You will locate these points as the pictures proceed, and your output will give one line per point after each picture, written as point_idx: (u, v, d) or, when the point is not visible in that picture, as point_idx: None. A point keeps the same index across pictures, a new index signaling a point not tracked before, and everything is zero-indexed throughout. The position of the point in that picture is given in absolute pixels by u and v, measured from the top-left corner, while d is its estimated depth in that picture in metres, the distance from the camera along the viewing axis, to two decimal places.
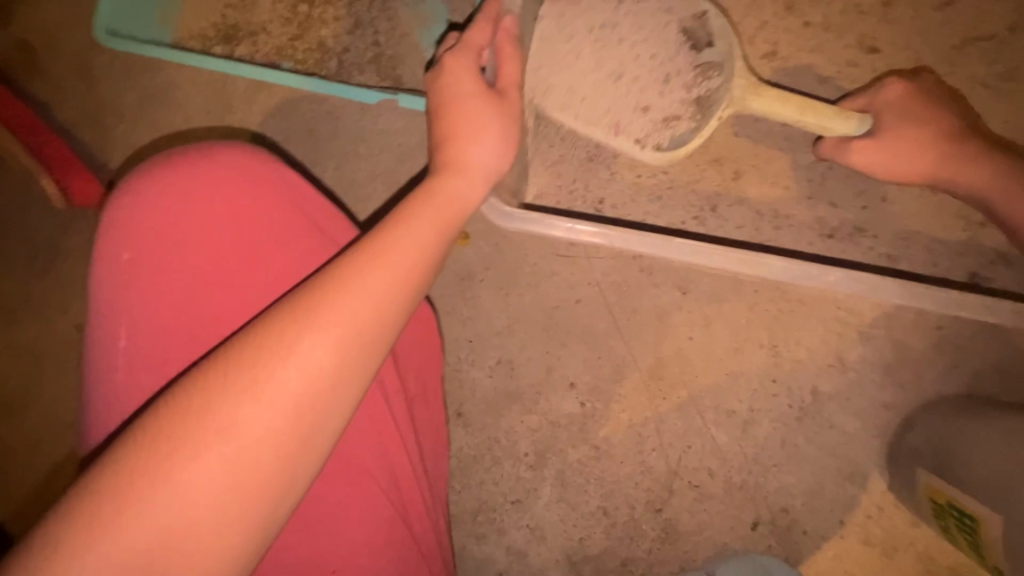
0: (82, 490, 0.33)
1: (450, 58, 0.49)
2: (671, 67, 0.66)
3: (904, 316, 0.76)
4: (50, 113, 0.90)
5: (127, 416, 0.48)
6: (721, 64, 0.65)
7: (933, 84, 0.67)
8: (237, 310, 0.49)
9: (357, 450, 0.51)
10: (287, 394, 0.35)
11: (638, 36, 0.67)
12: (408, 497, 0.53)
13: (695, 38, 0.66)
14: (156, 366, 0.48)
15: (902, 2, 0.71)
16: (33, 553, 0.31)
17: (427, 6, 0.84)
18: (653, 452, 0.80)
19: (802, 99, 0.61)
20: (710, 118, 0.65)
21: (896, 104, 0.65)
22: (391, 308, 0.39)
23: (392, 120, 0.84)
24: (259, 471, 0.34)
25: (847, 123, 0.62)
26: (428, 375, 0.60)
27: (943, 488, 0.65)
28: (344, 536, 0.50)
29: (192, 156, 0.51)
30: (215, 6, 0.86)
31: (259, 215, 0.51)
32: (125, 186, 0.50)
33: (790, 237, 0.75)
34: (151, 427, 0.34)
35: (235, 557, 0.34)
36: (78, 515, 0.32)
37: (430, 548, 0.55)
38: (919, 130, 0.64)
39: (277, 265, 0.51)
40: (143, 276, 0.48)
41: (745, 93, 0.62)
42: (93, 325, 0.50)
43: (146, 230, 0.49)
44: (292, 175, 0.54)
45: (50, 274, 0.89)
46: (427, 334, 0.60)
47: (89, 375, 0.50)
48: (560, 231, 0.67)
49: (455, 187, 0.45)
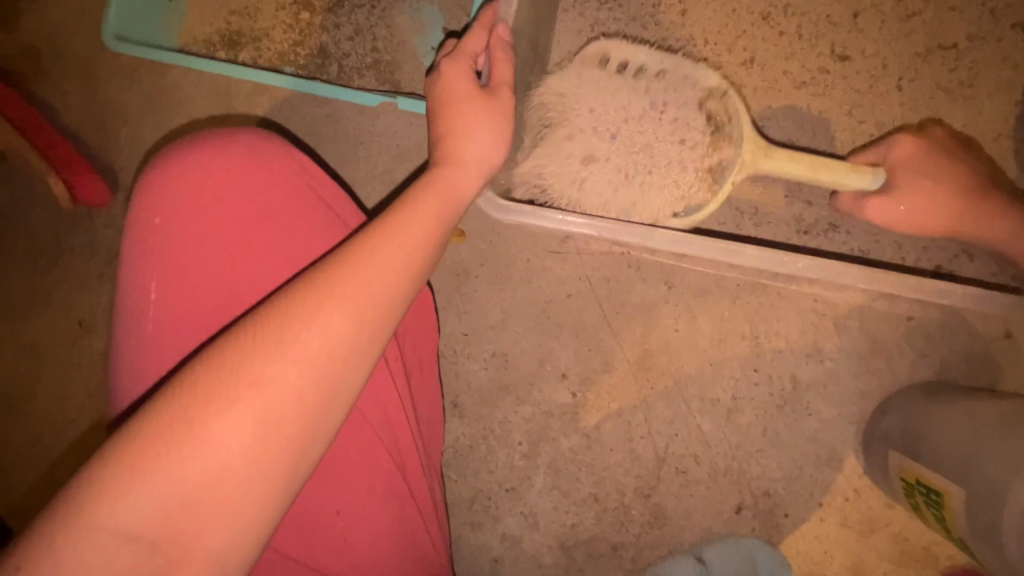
0: (123, 438, 0.36)
1: (448, 63, 0.53)
2: (692, 139, 0.70)
3: (877, 309, 0.80)
4: (57, 115, 0.93)
5: (152, 379, 0.52)
6: (730, 135, 0.70)
7: (937, 139, 0.71)
8: (251, 283, 0.53)
9: (362, 409, 0.54)
10: (310, 355, 0.38)
11: (658, 109, 0.70)
12: (406, 454, 0.57)
13: (711, 114, 0.71)
14: (182, 330, 0.52)
15: (871, 14, 0.76)
16: (79, 494, 0.34)
17: (424, 14, 0.87)
18: (642, 440, 0.83)
19: (814, 159, 0.65)
20: (725, 181, 0.70)
21: (908, 160, 0.69)
22: (401, 282, 0.43)
23: (390, 123, 0.88)
24: (284, 425, 0.37)
25: (862, 177, 0.65)
26: (425, 350, 0.66)
27: (912, 467, 0.69)
28: (353, 491, 0.54)
29: (214, 139, 0.55)
30: (219, 12, 0.90)
31: (279, 195, 0.54)
32: (160, 161, 0.54)
33: (768, 233, 0.80)
34: (186, 382, 0.37)
35: (265, 500, 0.37)
36: (121, 459, 0.35)
37: (427, 506, 0.59)
38: (934, 187, 0.67)
39: (295, 242, 0.54)
40: (172, 243, 0.52)
41: (756, 156, 0.67)
42: (120, 297, 0.53)
43: (177, 201, 0.52)
44: (303, 158, 0.58)
45: (55, 271, 0.92)
46: (424, 312, 0.65)
47: (117, 340, 0.53)
48: (553, 223, 0.71)
49: (455, 176, 0.49)
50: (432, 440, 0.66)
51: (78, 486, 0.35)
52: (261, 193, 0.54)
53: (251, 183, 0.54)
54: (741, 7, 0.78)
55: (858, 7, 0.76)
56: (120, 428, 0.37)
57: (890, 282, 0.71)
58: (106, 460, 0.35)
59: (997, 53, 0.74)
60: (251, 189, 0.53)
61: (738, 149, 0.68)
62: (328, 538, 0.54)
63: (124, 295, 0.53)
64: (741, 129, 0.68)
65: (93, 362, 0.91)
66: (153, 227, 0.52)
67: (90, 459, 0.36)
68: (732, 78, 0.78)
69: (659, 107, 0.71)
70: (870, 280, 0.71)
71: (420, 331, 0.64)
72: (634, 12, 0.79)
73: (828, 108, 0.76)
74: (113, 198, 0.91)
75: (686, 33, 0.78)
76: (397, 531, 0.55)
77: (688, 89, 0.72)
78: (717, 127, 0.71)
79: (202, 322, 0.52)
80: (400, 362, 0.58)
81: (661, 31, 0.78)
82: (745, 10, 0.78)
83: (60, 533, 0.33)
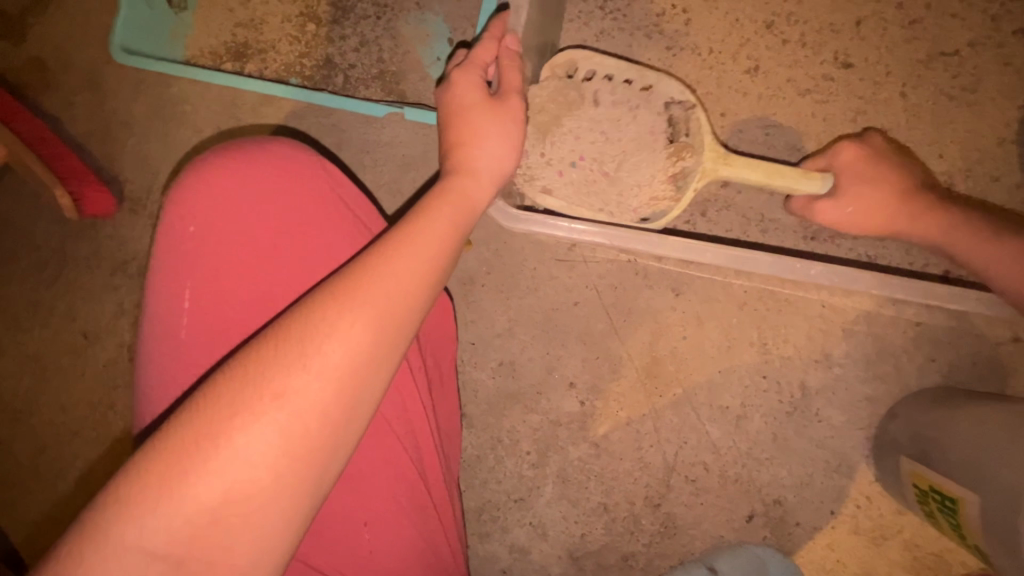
0: (150, 453, 0.36)
1: (458, 72, 0.53)
2: (653, 148, 0.70)
3: (884, 314, 0.80)
4: (62, 127, 0.93)
5: (175, 387, 0.52)
6: (691, 143, 0.69)
7: (884, 147, 0.71)
8: (277, 292, 0.53)
9: (385, 416, 0.55)
10: (332, 367, 0.38)
11: (619, 126, 0.70)
12: (429, 462, 0.57)
13: (674, 125, 0.70)
14: (207, 338, 0.52)
15: (873, 22, 0.77)
16: (109, 509, 0.34)
17: (429, 25, 0.88)
18: (651, 448, 0.83)
19: (769, 165, 0.64)
20: (687, 189, 0.68)
21: (853, 165, 0.68)
22: (419, 291, 0.43)
23: (396, 132, 0.88)
24: (308, 438, 0.37)
25: (813, 182, 0.64)
26: (443, 356, 0.66)
27: (924, 473, 0.68)
28: (374, 498, 0.54)
29: (245, 147, 0.55)
30: (225, 25, 0.90)
31: (303, 204, 0.55)
32: (192, 167, 0.54)
33: (774, 239, 0.80)
34: (210, 396, 0.37)
35: (291, 514, 0.37)
36: (149, 475, 0.35)
37: (447, 514, 0.59)
38: (878, 193, 0.67)
39: (318, 251, 0.54)
40: (201, 249, 0.53)
41: (716, 163, 0.66)
42: (147, 302, 0.53)
43: (208, 208, 0.53)
44: (330, 167, 0.58)
45: (60, 282, 0.92)
46: (443, 319, 0.65)
47: (142, 346, 0.54)
48: (562, 231, 0.71)
49: (468, 186, 0.49)
50: (451, 448, 0.66)
51: (108, 503, 0.35)
52: (289, 201, 0.54)
53: (279, 191, 0.54)
54: (744, 16, 0.78)
55: (860, 15, 0.77)
56: (145, 443, 0.37)
57: (901, 289, 0.70)
58: (136, 474, 0.35)
59: (999, 59, 0.75)
60: (280, 197, 0.54)
61: (699, 157, 0.68)
62: (353, 550, 0.54)
63: (152, 305, 0.53)
64: (701, 136, 0.68)
65: (97, 375, 0.90)
66: (184, 233, 0.53)
67: (117, 475, 0.36)
68: (736, 86, 0.78)
69: (620, 123, 0.70)
70: (884, 286, 0.71)
71: (439, 337, 0.64)
72: (639, 22, 0.79)
73: (832, 114, 0.77)
74: (118, 209, 0.91)
75: (691, 42, 0.79)
76: (422, 541, 0.55)
77: (647, 102, 0.71)
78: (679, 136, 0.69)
79: (229, 330, 0.52)
80: (420, 368, 0.58)
81: (665, 41, 0.79)
82: (748, 19, 0.78)
83: (90, 551, 0.33)
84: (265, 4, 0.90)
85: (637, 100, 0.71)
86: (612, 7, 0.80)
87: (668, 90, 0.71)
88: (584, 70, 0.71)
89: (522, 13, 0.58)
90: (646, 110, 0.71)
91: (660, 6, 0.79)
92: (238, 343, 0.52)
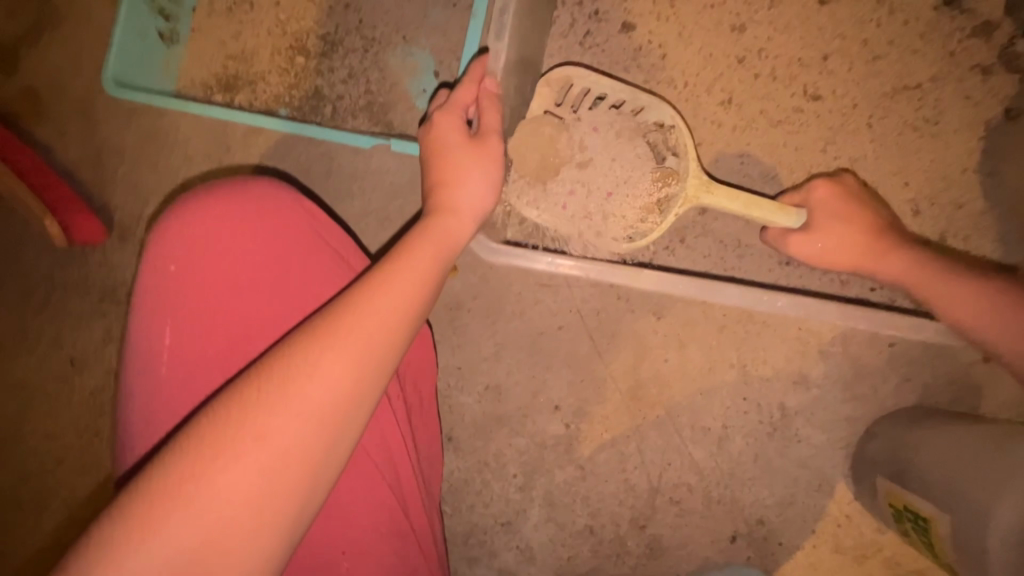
0: (133, 494, 0.37)
1: (440, 115, 0.55)
2: (639, 171, 0.74)
3: (860, 336, 0.83)
4: (53, 156, 0.94)
5: (156, 420, 0.53)
6: (677, 171, 0.71)
7: (855, 184, 0.74)
8: (260, 327, 0.55)
9: (366, 446, 0.56)
10: (311, 406, 0.40)
11: (611, 148, 0.74)
12: (408, 492, 0.58)
13: (657, 150, 0.74)
14: (191, 373, 0.53)
15: (840, 56, 0.80)
16: (88, 552, 0.35)
17: (416, 58, 0.91)
18: (635, 470, 0.84)
19: (748, 198, 0.67)
20: (669, 213, 0.72)
21: (826, 204, 0.71)
22: (399, 331, 0.44)
23: (383, 161, 0.90)
24: (287, 476, 0.39)
25: (789, 216, 0.68)
26: (425, 384, 0.68)
27: (900, 493, 0.70)
28: (353, 526, 0.55)
29: (230, 186, 0.57)
30: (217, 57, 0.93)
31: (286, 242, 0.56)
32: (177, 206, 0.56)
33: (751, 265, 0.83)
34: (192, 437, 0.38)
35: (268, 554, 0.38)
36: (130, 517, 0.36)
37: (427, 542, 0.59)
38: (847, 231, 0.69)
39: (301, 286, 0.56)
40: (185, 287, 0.54)
41: (698, 190, 0.69)
42: (130, 338, 0.55)
43: (191, 247, 0.54)
44: (312, 204, 0.60)
45: (48, 309, 0.92)
46: (423, 349, 0.67)
47: (125, 381, 0.55)
48: (542, 264, 0.76)
49: (448, 225, 0.51)
50: (433, 475, 0.67)
51: (89, 545, 0.36)
52: (273, 238, 0.56)
53: (262, 228, 0.56)
54: (717, 51, 0.82)
55: (827, 50, 0.80)
56: (128, 484, 0.39)
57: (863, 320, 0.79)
58: (116, 517, 0.36)
59: (959, 92, 0.78)
60: (264, 234, 0.56)
61: (683, 184, 0.70)
62: None
63: (136, 340, 0.54)
64: (687, 163, 0.70)
65: (83, 403, 0.90)
66: (167, 271, 0.54)
67: (100, 516, 0.37)
68: (711, 116, 0.81)
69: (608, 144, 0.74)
70: (846, 315, 0.79)
71: (420, 366, 0.66)
72: (617, 56, 0.83)
73: (803, 144, 0.80)
74: (108, 236, 0.92)
75: (667, 75, 0.82)
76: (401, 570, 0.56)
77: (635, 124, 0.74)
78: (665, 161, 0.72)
79: (212, 365, 0.54)
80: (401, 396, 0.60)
81: (642, 74, 0.82)
82: (721, 54, 0.81)
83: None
84: (256, 37, 0.92)
85: (627, 119, 0.74)
86: (591, 42, 0.83)
87: (656, 114, 0.73)
88: (578, 86, 0.74)
89: (502, 55, 0.60)
90: (633, 133, 0.74)
91: (638, 40, 0.82)
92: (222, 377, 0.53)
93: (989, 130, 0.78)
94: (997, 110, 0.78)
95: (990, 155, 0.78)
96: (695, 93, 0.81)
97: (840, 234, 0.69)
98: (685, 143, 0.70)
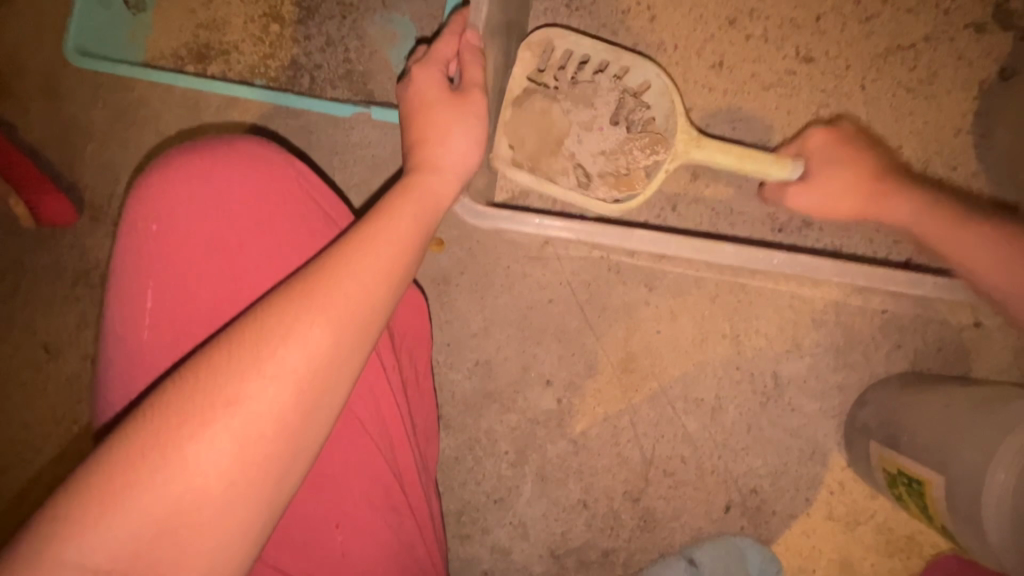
0: (94, 465, 0.35)
1: (419, 69, 0.53)
2: (618, 134, 0.72)
3: (852, 303, 0.82)
4: (17, 133, 0.90)
5: (140, 389, 0.51)
6: (666, 136, 0.70)
7: (853, 131, 0.73)
8: (244, 291, 0.52)
9: (359, 418, 0.54)
10: (287, 371, 0.38)
11: (595, 109, 0.73)
12: (403, 464, 0.56)
13: (633, 107, 0.72)
14: (172, 339, 0.51)
15: (833, 17, 0.78)
16: (45, 525, 0.33)
17: (396, 24, 0.87)
18: (629, 443, 0.83)
19: (740, 149, 0.66)
20: (659, 173, 0.70)
21: (822, 149, 0.69)
22: (381, 291, 0.42)
23: (365, 132, 0.87)
24: (263, 445, 0.37)
25: (783, 167, 0.66)
26: (420, 356, 0.66)
27: (894, 457, 0.69)
28: (346, 499, 0.53)
29: (215, 145, 0.54)
30: (186, 26, 0.88)
31: (272, 203, 0.54)
32: (159, 165, 0.53)
33: (744, 232, 0.81)
34: (156, 407, 0.36)
35: (242, 528, 0.36)
36: (92, 488, 0.34)
37: (422, 513, 0.58)
38: (847, 172, 0.67)
39: (286, 247, 0.53)
40: (167, 248, 0.51)
41: (688, 147, 0.68)
42: (110, 303, 0.52)
43: (173, 207, 0.52)
44: (301, 165, 0.58)
45: (17, 293, 0.88)
46: (418, 318, 0.66)
47: (107, 350, 0.52)
48: (531, 226, 0.70)
49: (431, 184, 0.49)
50: (428, 448, 0.65)
51: (45, 520, 0.33)
52: (260, 198, 0.53)
53: (247, 189, 0.53)
54: (708, 13, 0.79)
55: (820, 10, 0.78)
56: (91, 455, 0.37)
57: (861, 275, 0.71)
58: (76, 489, 0.34)
59: (953, 52, 0.77)
60: (250, 194, 0.53)
61: (671, 145, 0.69)
62: (325, 553, 0.53)
63: (115, 305, 0.52)
64: (674, 120, 0.69)
65: (59, 390, 0.87)
66: (148, 233, 0.51)
67: (61, 489, 0.35)
68: (702, 80, 0.79)
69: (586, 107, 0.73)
70: (844, 273, 0.71)
71: (415, 338, 0.65)
72: (605, 19, 0.80)
73: (796, 108, 0.78)
74: (79, 217, 0.89)
75: (656, 38, 0.79)
76: (396, 544, 0.54)
77: (617, 86, 0.72)
78: (651, 122, 0.71)
79: (195, 331, 0.51)
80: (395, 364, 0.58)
81: (631, 38, 0.80)
82: (711, 15, 0.79)
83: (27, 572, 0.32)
84: (227, 4, 0.88)
85: (612, 80, 0.72)
86: (578, 4, 0.80)
87: (641, 74, 0.71)
88: (560, 50, 0.72)
89: (483, 8, 0.58)
90: (609, 93, 0.72)
91: (626, 2, 0.80)
92: (201, 344, 0.50)
93: (983, 90, 0.77)
94: (991, 69, 0.76)
95: (983, 115, 0.77)
96: (684, 56, 0.79)
97: (841, 187, 0.67)
98: (671, 102, 0.69)
